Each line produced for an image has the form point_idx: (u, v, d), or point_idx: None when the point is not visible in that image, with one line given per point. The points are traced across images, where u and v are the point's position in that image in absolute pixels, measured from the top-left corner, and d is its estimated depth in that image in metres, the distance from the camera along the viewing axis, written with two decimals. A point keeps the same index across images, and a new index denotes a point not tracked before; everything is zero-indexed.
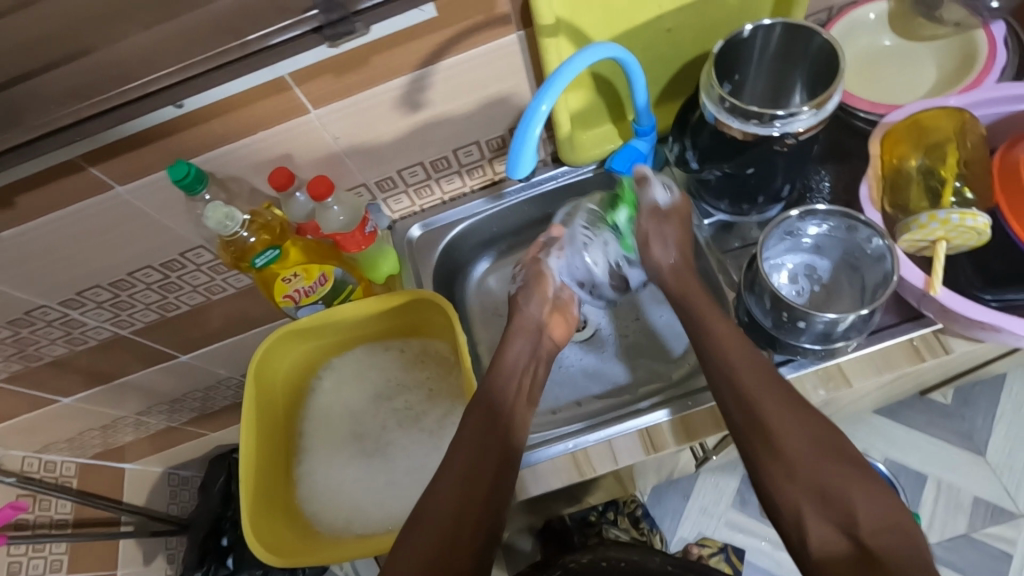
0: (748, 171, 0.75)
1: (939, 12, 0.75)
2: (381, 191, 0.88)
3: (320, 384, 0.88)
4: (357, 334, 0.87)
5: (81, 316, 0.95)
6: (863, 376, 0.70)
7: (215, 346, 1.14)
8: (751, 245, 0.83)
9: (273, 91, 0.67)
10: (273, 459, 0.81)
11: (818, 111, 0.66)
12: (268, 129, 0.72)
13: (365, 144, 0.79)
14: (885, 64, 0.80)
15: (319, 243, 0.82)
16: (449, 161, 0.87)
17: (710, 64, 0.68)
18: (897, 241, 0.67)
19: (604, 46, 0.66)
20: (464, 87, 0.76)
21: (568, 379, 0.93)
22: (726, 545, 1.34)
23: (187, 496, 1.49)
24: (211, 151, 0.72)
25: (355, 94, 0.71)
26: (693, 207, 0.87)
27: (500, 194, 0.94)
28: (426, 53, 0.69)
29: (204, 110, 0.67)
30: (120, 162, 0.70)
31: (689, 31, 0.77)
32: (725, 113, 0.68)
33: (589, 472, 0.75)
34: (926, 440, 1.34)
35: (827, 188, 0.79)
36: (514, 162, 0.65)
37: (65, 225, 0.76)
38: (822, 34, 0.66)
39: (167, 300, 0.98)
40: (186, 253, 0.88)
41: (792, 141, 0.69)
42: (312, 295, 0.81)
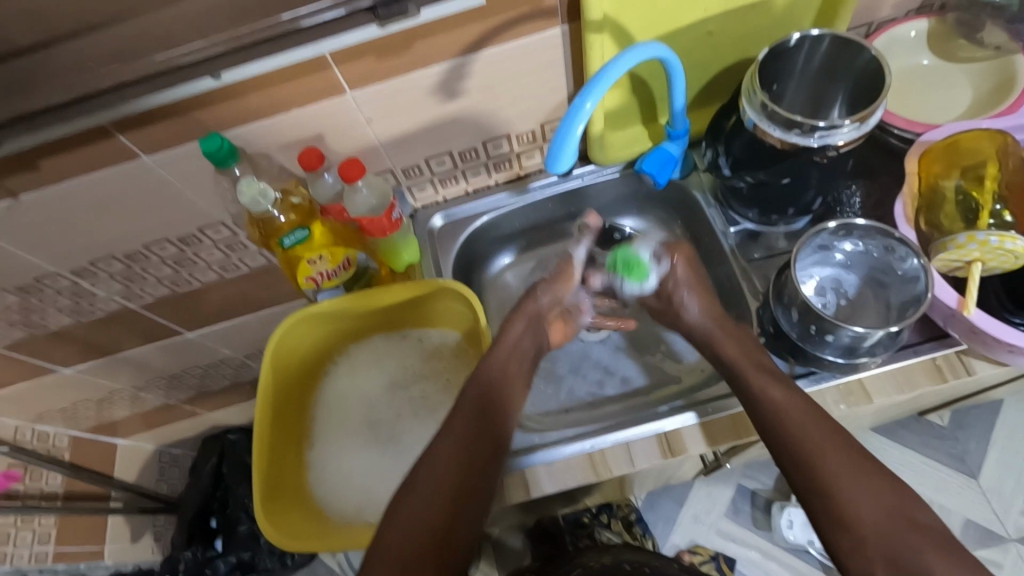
0: (783, 181, 0.75)
1: (981, 35, 0.77)
2: (407, 179, 0.87)
3: (335, 370, 0.87)
4: (375, 321, 0.86)
5: (90, 286, 0.94)
6: (885, 394, 0.70)
7: (221, 325, 1.12)
8: (776, 255, 0.82)
9: (312, 69, 0.66)
10: (284, 442, 0.80)
11: (861, 125, 0.65)
12: (302, 107, 0.71)
13: (396, 130, 0.78)
14: (921, 84, 0.81)
15: (345, 226, 0.80)
16: (478, 152, 0.86)
17: (754, 70, 0.68)
18: (931, 260, 0.67)
19: (651, 45, 0.66)
20: (501, 78, 0.75)
21: (582, 379, 0.92)
22: (717, 554, 1.35)
23: (175, 475, 1.48)
24: (243, 125, 0.71)
25: (393, 78, 0.70)
26: (720, 215, 0.87)
27: (525, 188, 0.93)
28: (469, 40, 0.68)
29: (241, 83, 0.66)
30: (150, 131, 0.68)
31: (731, 37, 0.76)
32: (766, 121, 0.68)
33: (605, 473, 0.74)
34: (921, 460, 1.35)
35: (858, 204, 0.79)
36: (554, 156, 0.64)
37: (86, 192, 0.75)
38: (869, 49, 0.66)
39: (179, 275, 0.97)
40: (204, 229, 0.87)
41: (831, 153, 0.69)
42: (333, 279, 0.81)
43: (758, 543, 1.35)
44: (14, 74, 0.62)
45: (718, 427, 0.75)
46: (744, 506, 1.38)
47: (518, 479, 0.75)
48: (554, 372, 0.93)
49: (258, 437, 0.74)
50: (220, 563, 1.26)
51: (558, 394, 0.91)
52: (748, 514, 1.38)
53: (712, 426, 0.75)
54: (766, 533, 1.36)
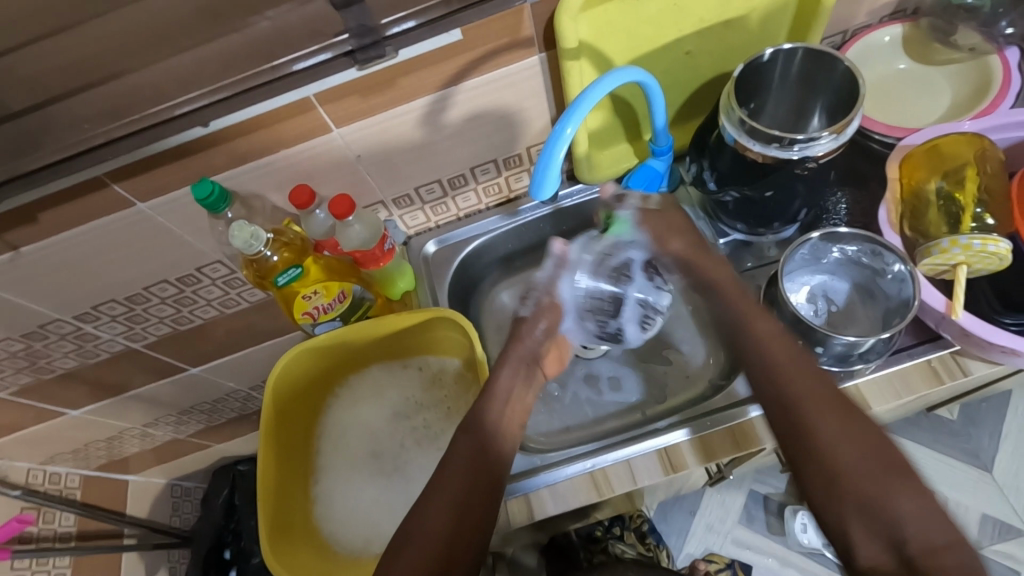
0: (767, 195, 0.76)
1: (955, 38, 0.77)
2: (399, 209, 0.89)
3: (337, 403, 0.88)
4: (374, 354, 0.88)
5: (94, 330, 0.95)
6: (883, 399, 0.70)
7: (225, 359, 1.14)
8: (766, 264, 0.84)
9: (297, 112, 0.67)
10: (290, 479, 0.81)
11: (839, 135, 0.66)
12: (290, 148, 0.72)
13: (385, 162, 0.79)
14: (901, 87, 0.82)
15: (339, 260, 0.81)
16: (467, 179, 0.88)
17: (730, 87, 0.69)
18: (917, 265, 0.68)
19: (628, 70, 0.67)
20: (484, 108, 0.76)
21: (580, 398, 0.92)
22: (733, 561, 1.33)
23: (188, 508, 1.48)
24: (234, 169, 0.72)
25: (378, 115, 0.72)
26: (709, 227, 0.88)
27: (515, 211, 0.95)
28: (451, 74, 0.70)
29: (230, 130, 0.67)
30: (145, 180, 0.70)
31: (707, 54, 0.78)
32: (746, 137, 0.69)
33: (608, 492, 0.75)
34: (933, 457, 1.34)
35: (844, 211, 0.79)
36: (538, 183, 0.65)
37: (85, 241, 0.76)
38: (844, 60, 0.66)
39: (181, 314, 0.98)
40: (202, 268, 0.88)
41: (812, 164, 0.70)
42: (330, 312, 0.81)
43: (773, 549, 1.35)
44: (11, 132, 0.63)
45: (717, 441, 0.75)
46: (757, 512, 1.38)
47: (522, 503, 0.75)
48: (550, 393, 0.92)
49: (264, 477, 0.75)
50: None
51: (560, 412, 0.91)
52: (761, 520, 1.37)
53: (711, 440, 0.75)
54: (781, 538, 1.35)
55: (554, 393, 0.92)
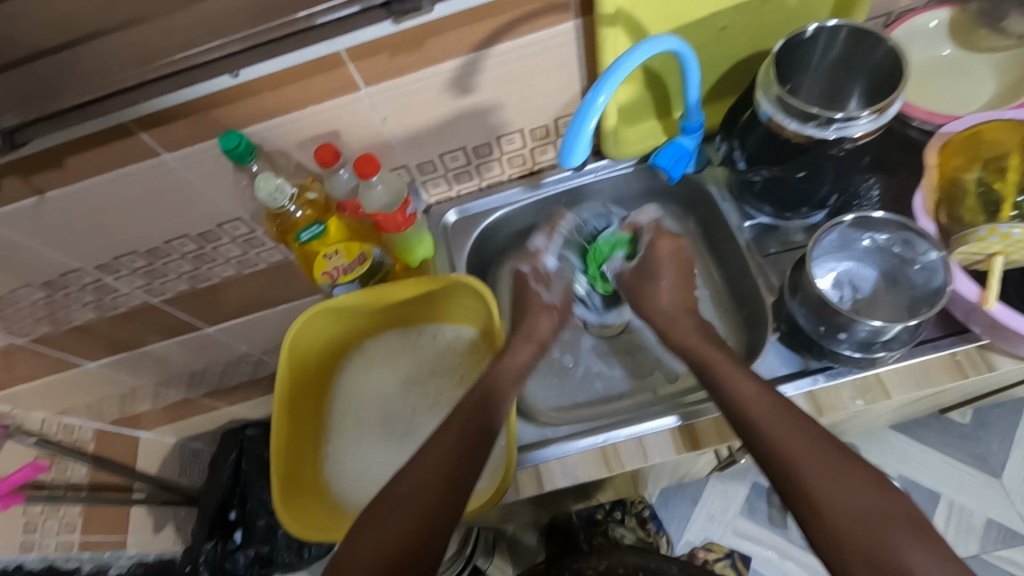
0: (799, 175, 0.74)
1: (1005, 23, 0.74)
2: (421, 175, 0.88)
3: (350, 366, 0.89)
4: (390, 320, 0.88)
5: (114, 282, 0.96)
6: (903, 389, 0.70)
7: (239, 321, 1.15)
8: (793, 249, 0.81)
9: (326, 67, 0.67)
10: (301, 438, 0.82)
11: (878, 116, 0.64)
12: (317, 105, 0.71)
13: (411, 125, 0.78)
14: (942, 75, 0.79)
15: (361, 222, 0.81)
16: (491, 148, 0.87)
17: (769, 62, 0.67)
18: (951, 254, 0.66)
19: (665, 38, 0.65)
20: (514, 74, 0.75)
21: (592, 376, 0.91)
22: (733, 551, 1.33)
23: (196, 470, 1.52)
24: (259, 123, 0.72)
25: (407, 75, 0.71)
26: (735, 209, 0.86)
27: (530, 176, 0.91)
28: (483, 36, 0.69)
29: (258, 82, 0.66)
30: (171, 129, 0.70)
31: (745, 30, 0.76)
32: (783, 114, 0.67)
33: (618, 467, 0.74)
34: (940, 459, 1.33)
35: (876, 196, 0.78)
36: (566, 151, 0.64)
37: (109, 190, 0.77)
38: (889, 39, 0.64)
39: (200, 271, 0.99)
40: (223, 225, 0.89)
41: (849, 145, 0.68)
42: (349, 274, 0.80)
43: (774, 542, 1.34)
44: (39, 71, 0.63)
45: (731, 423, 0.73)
46: (758, 504, 1.37)
47: (531, 473, 0.75)
48: (563, 370, 0.92)
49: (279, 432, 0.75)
50: (240, 556, 1.31)
51: (572, 388, 0.91)
52: (763, 512, 1.37)
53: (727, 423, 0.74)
54: (782, 531, 1.35)
55: (567, 368, 0.92)
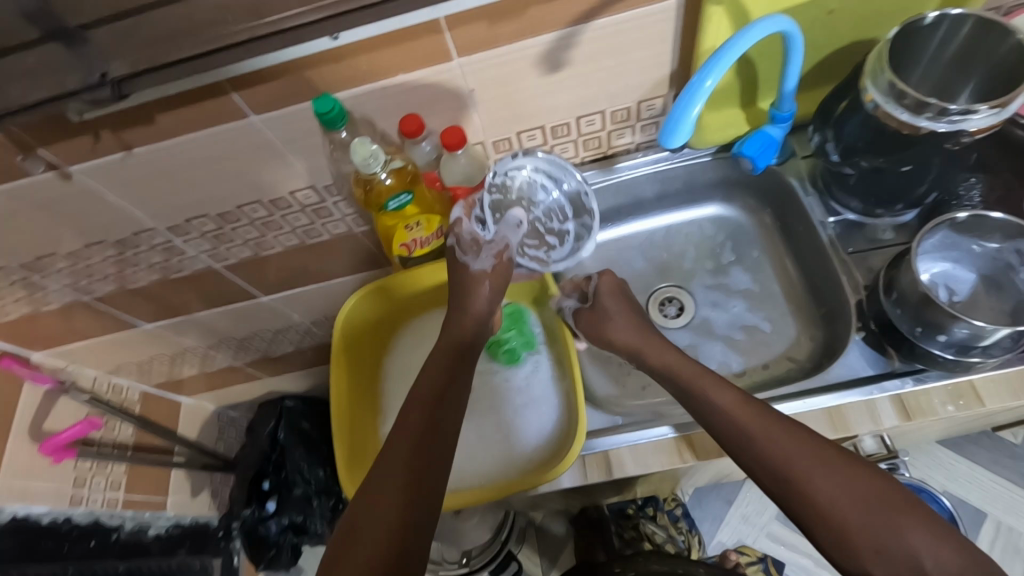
0: (900, 169, 0.71)
1: None
2: (496, 153, 0.87)
3: (401, 344, 0.87)
4: (441, 296, 0.87)
5: (182, 244, 0.97)
6: (997, 398, 0.67)
7: (294, 291, 1.15)
8: (880, 247, 0.79)
9: (424, 33, 0.66)
10: (356, 408, 0.79)
11: (999, 110, 0.61)
12: (408, 73, 0.71)
13: (494, 99, 0.77)
14: None
15: (439, 193, 0.80)
16: (569, 129, 0.85)
17: (882, 48, 0.64)
18: None
19: (775, 19, 0.63)
20: (606, 51, 0.73)
21: None
22: (765, 556, 1.29)
23: (233, 435, 1.55)
24: (349, 89, 0.71)
25: (500, 46, 0.69)
26: (820, 203, 0.83)
27: (557, 160, 0.77)
28: (583, 10, 0.67)
29: (355, 45, 0.66)
30: (262, 91, 0.70)
31: (851, 16, 0.73)
32: (894, 104, 0.64)
33: (691, 459, 0.72)
34: (990, 478, 1.29)
35: (978, 196, 0.75)
36: (668, 130, 0.63)
37: (193, 149, 0.77)
38: (1019, 32, 0.61)
39: (265, 239, 0.99)
40: (295, 193, 0.89)
41: (965, 140, 0.65)
42: (426, 247, 0.79)
43: (810, 550, 1.32)
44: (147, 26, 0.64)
45: (814, 421, 0.70)
46: None
47: (600, 459, 0.75)
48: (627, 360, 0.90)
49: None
50: (273, 523, 1.35)
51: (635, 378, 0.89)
52: None
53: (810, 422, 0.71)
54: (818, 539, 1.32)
55: None
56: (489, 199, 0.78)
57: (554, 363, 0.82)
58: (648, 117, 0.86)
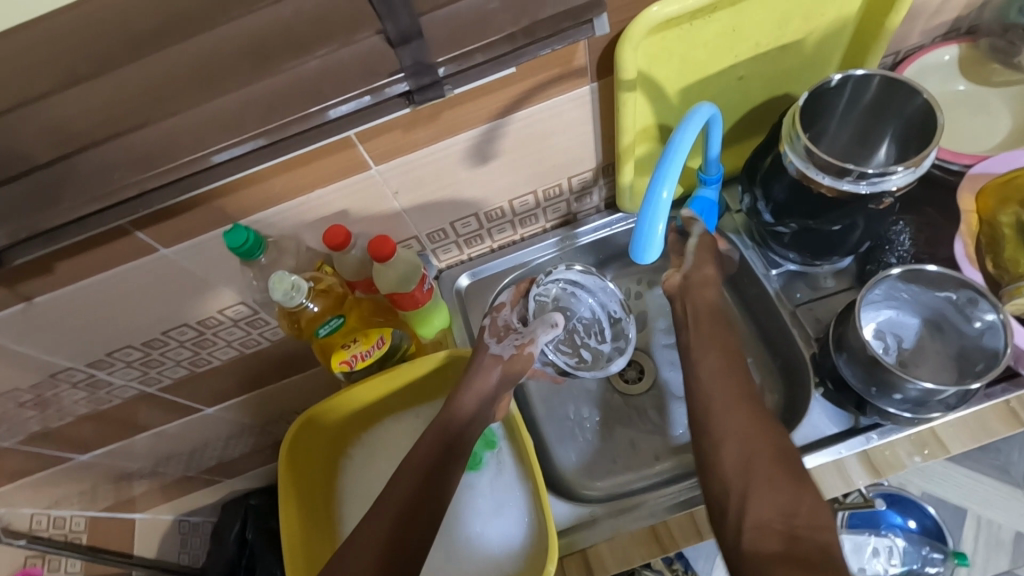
0: (831, 227, 0.72)
1: (1018, 58, 0.74)
2: (431, 243, 0.85)
3: (353, 464, 0.83)
4: (390, 405, 0.83)
5: (107, 376, 0.89)
6: (961, 443, 0.67)
7: (242, 397, 1.08)
8: (824, 296, 0.80)
9: (336, 149, 0.63)
10: (312, 548, 0.74)
11: (915, 168, 0.62)
12: (325, 187, 0.67)
13: (421, 197, 0.75)
14: (956, 110, 0.78)
15: (374, 300, 0.77)
16: (503, 211, 0.84)
17: (794, 115, 0.66)
18: (1005, 304, 0.64)
19: (702, 106, 0.61)
20: (529, 139, 0.72)
21: (624, 440, 0.87)
22: None
23: (197, 545, 1.37)
24: (265, 210, 0.67)
25: (419, 150, 0.67)
26: (760, 256, 0.83)
27: (590, 271, 0.89)
28: (498, 107, 0.65)
29: (264, 171, 0.62)
30: (170, 225, 0.65)
31: (761, 79, 0.74)
32: (814, 169, 0.65)
33: (672, 546, 0.70)
34: (964, 475, 1.30)
35: (908, 243, 0.75)
36: (631, 243, 0.60)
37: (103, 289, 0.71)
38: (924, 91, 0.62)
39: (199, 356, 0.93)
40: (224, 310, 0.83)
41: (888, 198, 0.66)
42: (369, 360, 0.74)
43: None
44: (10, 191, 0.53)
45: None
46: None
47: (579, 559, 0.71)
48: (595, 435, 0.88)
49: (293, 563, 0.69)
50: None
51: (605, 454, 0.86)
52: None
53: None
54: None
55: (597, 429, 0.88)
56: (534, 293, 0.85)
57: (514, 460, 0.77)
58: (580, 189, 0.85)
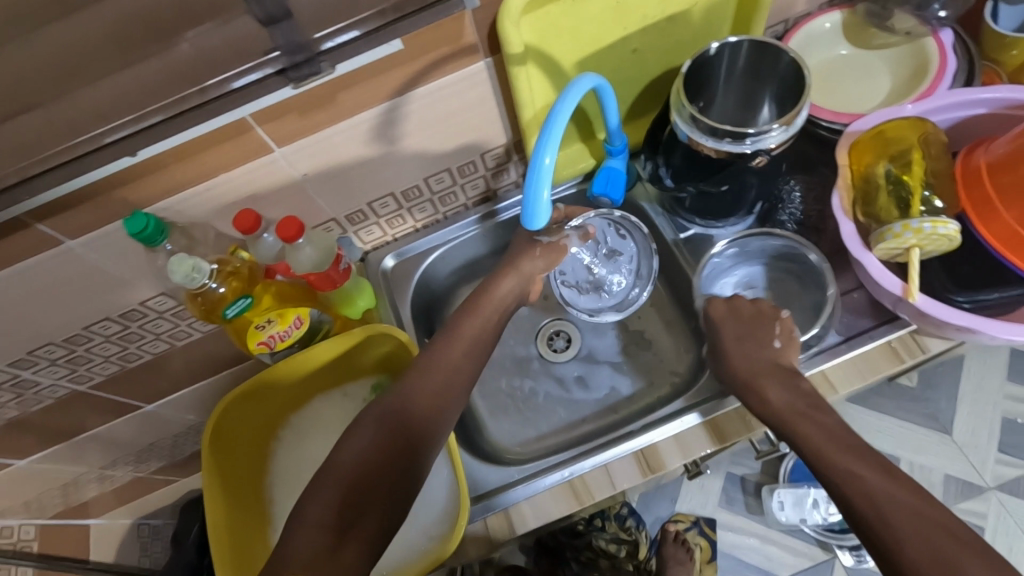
0: (723, 189, 0.76)
1: (891, 22, 0.77)
2: (352, 225, 0.86)
3: (283, 447, 0.85)
4: (313, 386, 0.85)
5: (33, 376, 0.88)
6: (848, 382, 0.72)
7: (181, 392, 1.08)
8: (727, 256, 0.84)
9: (234, 133, 0.63)
10: (240, 527, 0.76)
11: (788, 127, 0.66)
12: (228, 172, 0.68)
13: (332, 179, 0.76)
14: (841, 73, 0.83)
15: (294, 284, 0.78)
16: (421, 190, 0.85)
17: (678, 84, 0.69)
18: (872, 250, 0.68)
19: (585, 77, 0.63)
20: (433, 116, 0.74)
21: (551, 407, 0.90)
22: (698, 519, 1.36)
23: (158, 548, 1.30)
24: (170, 197, 0.68)
25: (321, 131, 0.68)
26: (669, 222, 0.88)
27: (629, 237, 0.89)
28: (396, 85, 0.67)
29: (161, 157, 0.62)
30: (73, 215, 0.65)
31: (654, 50, 0.77)
32: (699, 133, 0.68)
33: (588, 499, 0.74)
34: (895, 423, 1.37)
35: (798, 199, 0.81)
36: (530, 214, 0.62)
37: (11, 285, 0.71)
38: (789, 51, 0.66)
39: (128, 350, 0.92)
40: (147, 302, 0.84)
41: (764, 158, 0.69)
42: (288, 339, 0.77)
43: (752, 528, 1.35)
44: None
45: (690, 438, 0.75)
46: (735, 494, 1.37)
47: (502, 518, 0.74)
48: (524, 403, 0.91)
49: (218, 544, 0.71)
50: None
51: (533, 420, 0.89)
52: (740, 501, 1.37)
53: (687, 439, 0.75)
54: (760, 517, 1.36)
55: (524, 398, 0.91)
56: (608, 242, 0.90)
57: None
58: (494, 166, 0.87)
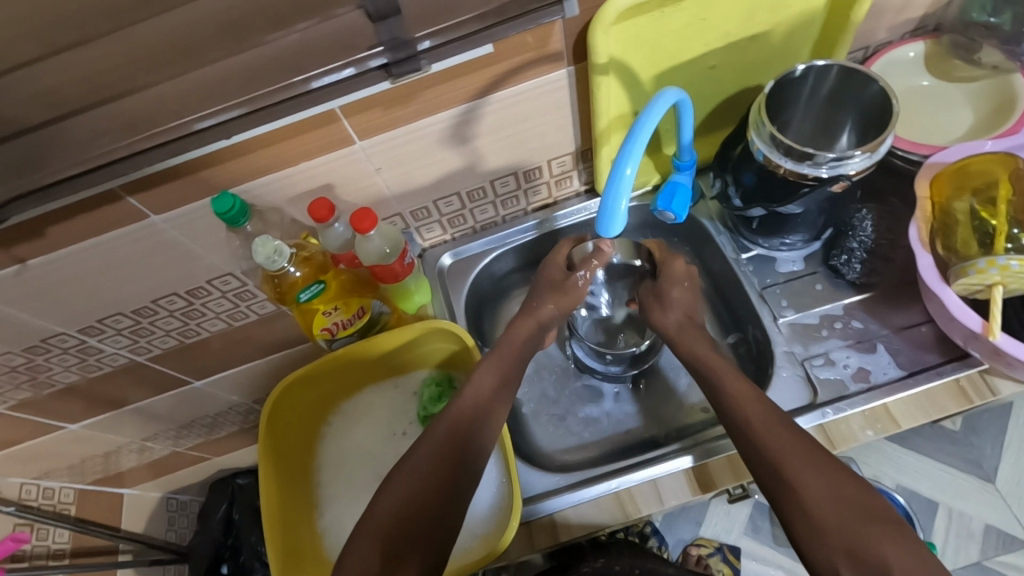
0: (793, 211, 0.76)
1: (978, 55, 0.79)
2: (415, 221, 0.87)
3: (332, 432, 0.86)
4: (367, 373, 0.86)
5: (98, 344, 0.91)
6: (912, 418, 0.70)
7: (229, 372, 1.10)
8: (788, 280, 0.83)
9: (322, 122, 0.65)
10: (287, 505, 0.78)
11: (871, 154, 0.65)
12: (310, 160, 0.70)
13: (404, 176, 0.78)
14: (921, 103, 0.82)
15: (357, 273, 0.80)
16: (486, 191, 0.86)
17: (761, 103, 0.69)
18: (951, 284, 0.67)
19: (669, 92, 0.63)
20: (509, 120, 0.75)
21: (596, 417, 0.90)
22: (722, 545, 1.33)
23: (183, 523, 1.34)
24: (253, 180, 0.70)
25: (402, 127, 0.70)
26: (731, 241, 0.87)
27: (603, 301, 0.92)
28: (480, 87, 0.68)
29: (251, 141, 0.65)
30: (161, 191, 0.68)
31: (731, 69, 0.77)
32: (778, 153, 0.68)
33: (634, 512, 0.74)
34: (936, 467, 1.33)
35: (870, 227, 0.80)
36: (605, 222, 0.63)
37: (95, 253, 0.73)
38: (877, 79, 0.66)
39: (188, 326, 0.95)
40: (212, 281, 0.86)
41: (843, 183, 0.69)
42: (350, 327, 0.81)
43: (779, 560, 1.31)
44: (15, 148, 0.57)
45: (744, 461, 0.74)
46: (762, 523, 1.34)
47: (547, 523, 0.74)
48: (568, 410, 0.91)
49: (269, 515, 0.73)
50: None
51: (578, 430, 0.89)
52: (767, 530, 1.34)
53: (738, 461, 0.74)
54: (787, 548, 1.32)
55: (569, 404, 0.91)
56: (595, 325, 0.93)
57: None
58: (559, 173, 0.88)
